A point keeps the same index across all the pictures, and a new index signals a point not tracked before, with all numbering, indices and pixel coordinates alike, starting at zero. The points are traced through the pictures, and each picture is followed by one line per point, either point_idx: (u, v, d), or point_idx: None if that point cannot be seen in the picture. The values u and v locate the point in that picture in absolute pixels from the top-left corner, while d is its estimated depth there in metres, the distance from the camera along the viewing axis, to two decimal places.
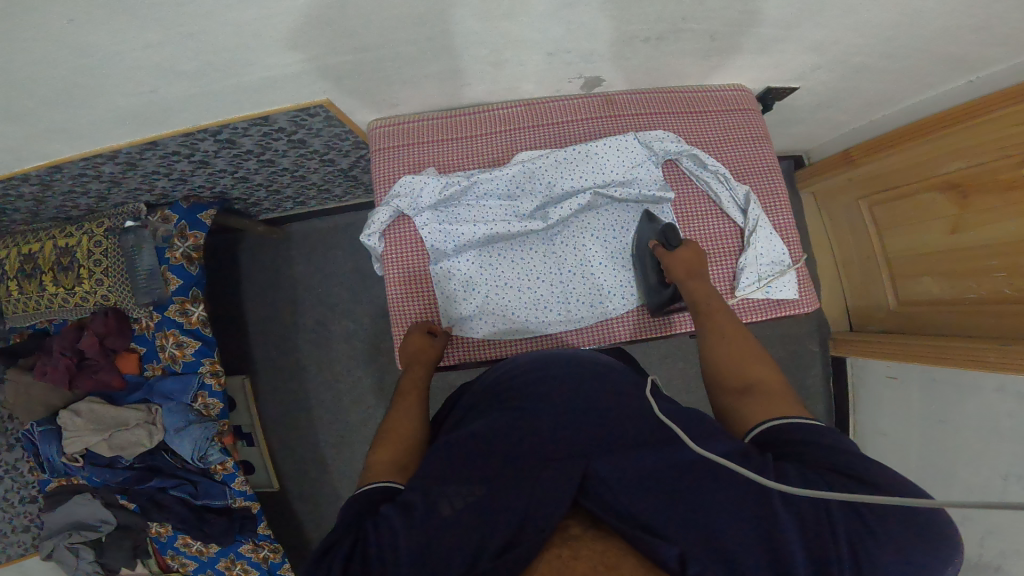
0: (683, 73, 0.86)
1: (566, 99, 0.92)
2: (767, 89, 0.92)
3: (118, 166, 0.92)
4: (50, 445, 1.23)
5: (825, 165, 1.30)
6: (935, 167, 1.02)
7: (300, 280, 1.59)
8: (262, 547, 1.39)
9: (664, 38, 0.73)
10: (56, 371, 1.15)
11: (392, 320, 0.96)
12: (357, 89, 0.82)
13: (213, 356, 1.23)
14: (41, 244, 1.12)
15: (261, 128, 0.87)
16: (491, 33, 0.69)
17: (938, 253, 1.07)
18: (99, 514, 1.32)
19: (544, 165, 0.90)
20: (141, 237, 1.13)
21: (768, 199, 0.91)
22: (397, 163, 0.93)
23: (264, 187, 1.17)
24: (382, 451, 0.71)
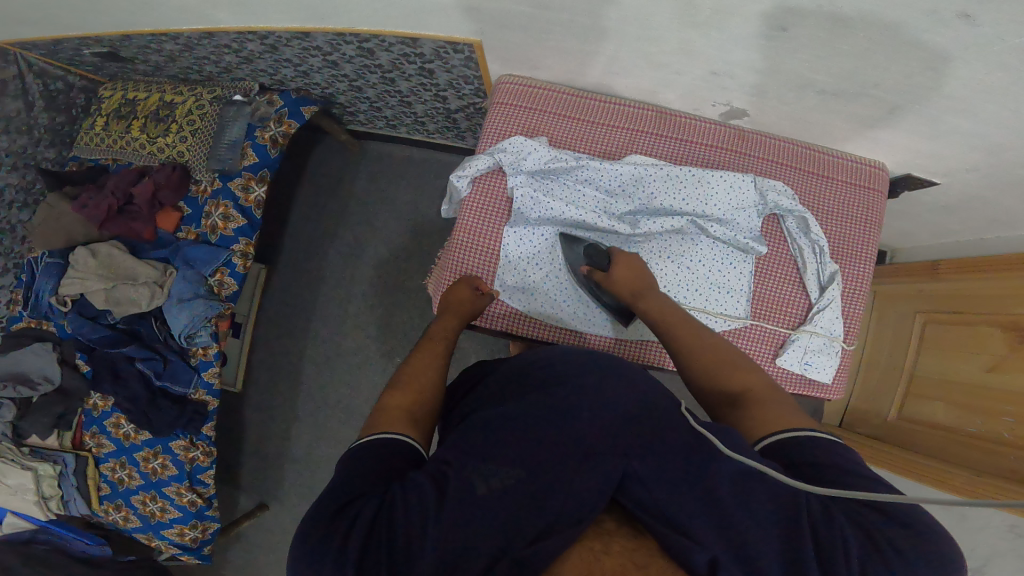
0: (829, 133, 0.85)
1: (701, 120, 0.92)
2: (907, 175, 0.88)
3: (261, 46, 0.99)
4: (48, 279, 1.20)
5: (906, 271, 1.32)
6: (1007, 305, 1.01)
7: (356, 196, 1.59)
8: (196, 446, 1.28)
9: (841, 95, 0.73)
10: (96, 208, 1.16)
11: (447, 263, 0.96)
12: (510, 41, 0.82)
13: (250, 238, 1.23)
14: (150, 95, 1.23)
15: (405, 48, 0.89)
16: (674, 37, 0.69)
17: (966, 386, 1.07)
18: (45, 372, 1.22)
19: (654, 175, 0.89)
20: (241, 112, 1.18)
21: (851, 287, 0.90)
22: (513, 119, 0.92)
23: (368, 102, 1.16)
24: (399, 397, 0.69)
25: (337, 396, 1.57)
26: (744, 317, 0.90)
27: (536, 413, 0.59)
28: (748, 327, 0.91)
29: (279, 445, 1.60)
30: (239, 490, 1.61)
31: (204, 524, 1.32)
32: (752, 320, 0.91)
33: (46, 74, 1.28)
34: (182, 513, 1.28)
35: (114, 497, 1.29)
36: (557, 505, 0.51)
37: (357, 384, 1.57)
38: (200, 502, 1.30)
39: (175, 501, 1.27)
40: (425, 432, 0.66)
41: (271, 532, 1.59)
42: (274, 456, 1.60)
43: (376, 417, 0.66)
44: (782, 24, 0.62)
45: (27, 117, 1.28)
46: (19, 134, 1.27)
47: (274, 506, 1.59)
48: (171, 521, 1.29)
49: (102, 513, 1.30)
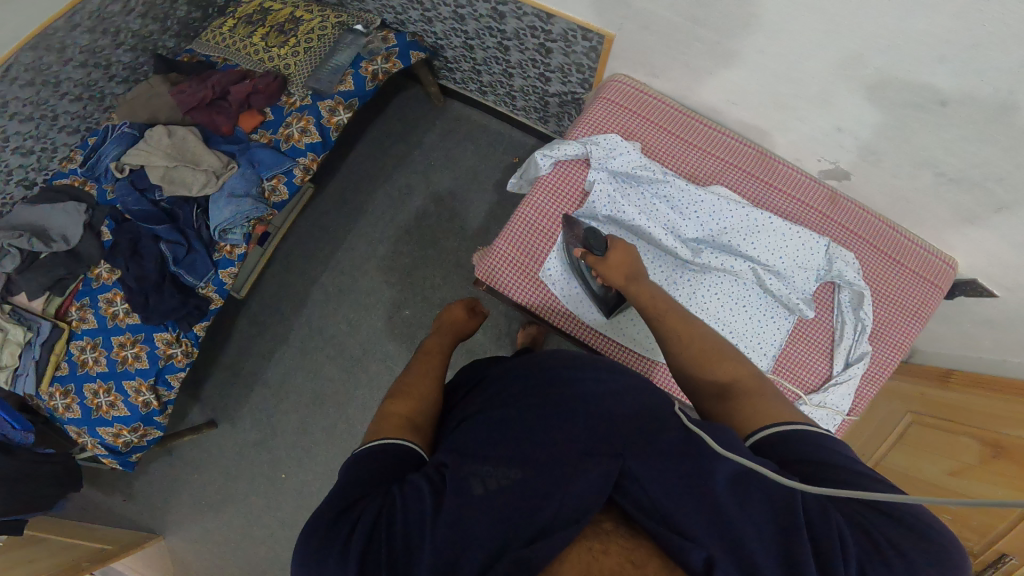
0: (924, 217, 0.90)
1: (799, 172, 0.95)
2: (970, 280, 0.93)
3: None
4: (115, 146, 1.22)
5: (912, 370, 1.34)
6: (998, 425, 1.02)
7: (422, 146, 1.62)
8: (178, 343, 1.21)
9: (958, 182, 0.79)
10: (191, 95, 1.20)
11: (502, 233, 0.96)
12: (648, 43, 0.88)
13: (317, 156, 1.23)
14: (283, 8, 1.30)
15: (536, 21, 0.95)
16: (819, 84, 0.77)
17: (929, 482, 1.16)
18: (65, 232, 1.19)
19: (732, 212, 0.91)
20: (356, 42, 1.24)
21: (872, 370, 0.92)
22: (615, 119, 0.95)
23: (470, 62, 1.17)
24: (399, 404, 0.71)
25: (335, 331, 1.56)
26: (767, 368, 0.91)
27: (587, 417, 0.59)
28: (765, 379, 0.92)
29: (255, 364, 1.56)
30: (194, 401, 1.55)
31: (146, 429, 1.21)
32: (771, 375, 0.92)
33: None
34: (129, 413, 1.17)
35: (68, 380, 1.16)
36: (555, 508, 0.51)
37: (355, 329, 1.56)
38: (154, 406, 1.20)
39: (128, 398, 1.17)
40: (424, 437, 0.68)
41: (210, 453, 1.53)
42: (246, 374, 1.55)
43: (377, 424, 0.68)
44: (943, 97, 0.69)
45: (169, 8, 1.32)
46: (153, 22, 1.30)
47: (222, 425, 1.54)
48: (112, 419, 1.17)
49: (46, 397, 1.17)
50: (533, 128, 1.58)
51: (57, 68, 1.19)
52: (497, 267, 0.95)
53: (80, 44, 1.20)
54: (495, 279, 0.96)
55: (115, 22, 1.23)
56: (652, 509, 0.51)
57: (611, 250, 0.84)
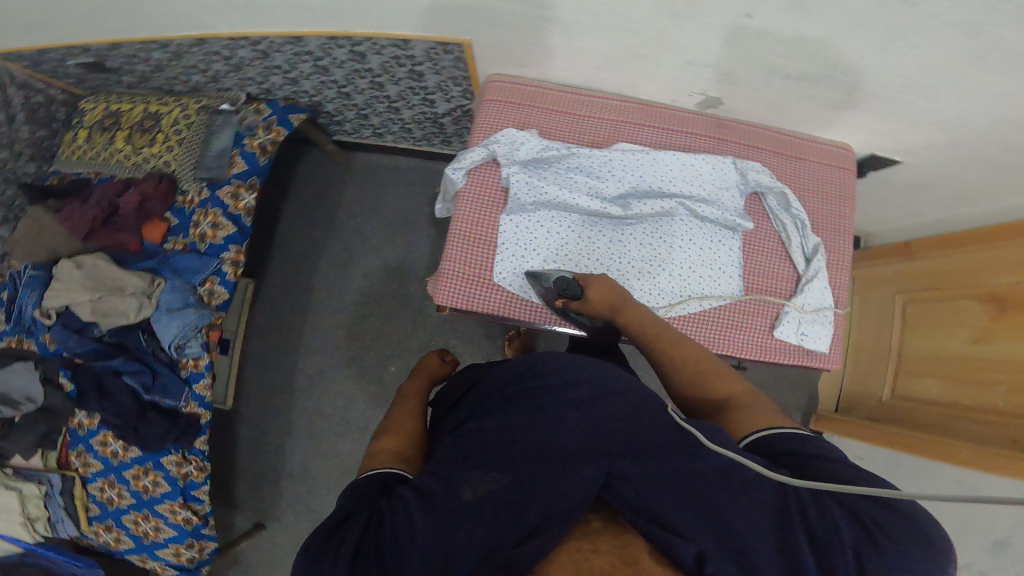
0: (801, 117, 0.92)
1: (679, 111, 0.98)
2: (871, 155, 0.97)
3: (253, 52, 1.02)
4: (32, 292, 1.21)
5: (876, 254, 1.44)
6: (987, 277, 1.10)
7: (343, 206, 1.62)
8: (189, 462, 1.24)
9: (806, 79, 0.80)
10: (82, 219, 1.19)
11: (445, 254, 0.96)
12: (498, 38, 0.88)
13: (240, 245, 1.26)
14: (135, 105, 1.28)
15: (397, 50, 0.95)
16: (654, 28, 0.78)
17: (945, 358, 1.18)
18: (27, 390, 1.20)
19: (641, 160, 0.94)
20: (229, 121, 1.25)
21: (835, 258, 0.96)
22: (505, 114, 0.97)
23: (354, 109, 1.20)
24: (386, 441, 0.70)
25: (333, 408, 1.55)
26: (738, 290, 0.94)
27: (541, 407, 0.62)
28: (743, 301, 0.95)
29: (276, 458, 1.55)
30: (236, 510, 1.55)
31: (201, 542, 1.28)
32: (746, 294, 0.95)
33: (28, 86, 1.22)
34: (175, 532, 1.25)
35: (103, 518, 1.25)
36: (545, 510, 0.53)
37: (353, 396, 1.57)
38: (195, 521, 1.27)
39: (168, 519, 1.24)
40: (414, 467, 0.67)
41: (260, 558, 1.53)
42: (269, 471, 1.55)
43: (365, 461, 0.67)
44: (751, 15, 0.70)
45: (8, 132, 1.23)
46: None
47: (272, 525, 1.53)
48: (166, 540, 1.26)
49: (92, 535, 1.26)
50: (438, 152, 1.59)
51: None
52: (455, 290, 0.94)
53: None
54: (458, 300, 0.94)
55: None
56: (639, 505, 0.53)
57: (589, 288, 0.87)
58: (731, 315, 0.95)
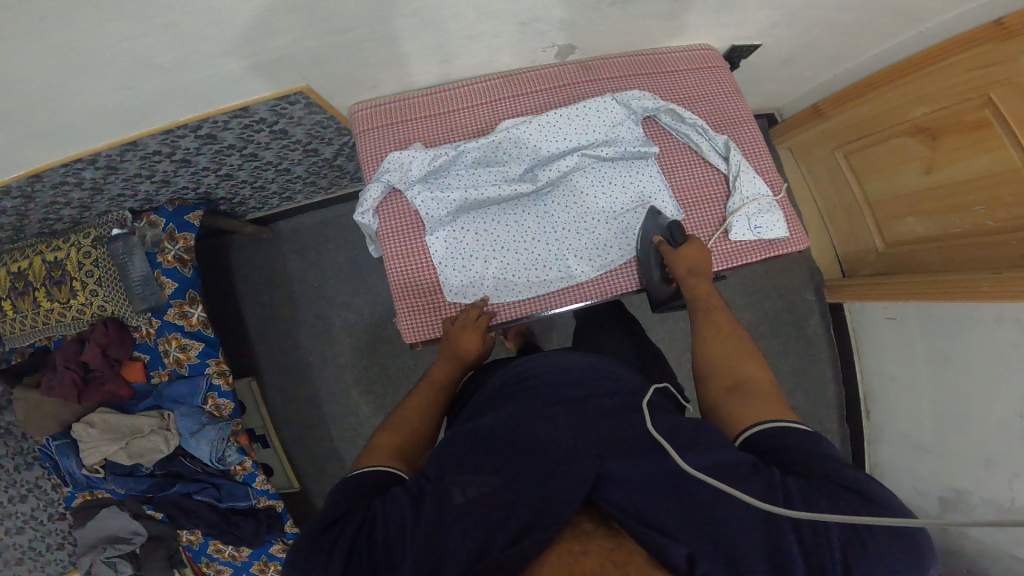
0: (648, 30, 0.94)
1: (544, 69, 0.96)
2: (732, 47, 1.05)
3: (98, 169, 1.07)
4: (70, 458, 1.33)
5: (797, 121, 1.43)
6: (906, 113, 1.13)
7: (295, 278, 1.67)
8: (291, 545, 1.51)
9: (629, 0, 0.83)
10: (64, 386, 1.26)
11: (393, 295, 0.92)
12: (332, 71, 0.91)
13: (217, 356, 1.37)
14: (30, 259, 1.25)
15: (240, 118, 1.01)
16: (468, 7, 0.77)
17: (914, 194, 1.17)
18: (129, 526, 1.39)
19: (530, 130, 0.88)
20: (131, 244, 1.27)
21: (747, 147, 0.93)
22: (383, 141, 0.95)
23: (248, 184, 1.38)
24: (386, 436, 0.70)
25: None
26: (676, 212, 0.90)
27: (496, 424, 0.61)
28: (685, 220, 0.90)
29: None
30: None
31: None
32: (685, 213, 0.91)
33: None
34: None
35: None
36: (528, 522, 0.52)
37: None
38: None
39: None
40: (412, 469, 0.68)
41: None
42: None
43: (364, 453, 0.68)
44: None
45: None
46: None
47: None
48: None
49: None
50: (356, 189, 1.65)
51: None
52: (416, 324, 0.92)
53: None
54: (425, 332, 0.92)
55: None
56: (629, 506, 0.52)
57: (688, 244, 0.86)
58: None
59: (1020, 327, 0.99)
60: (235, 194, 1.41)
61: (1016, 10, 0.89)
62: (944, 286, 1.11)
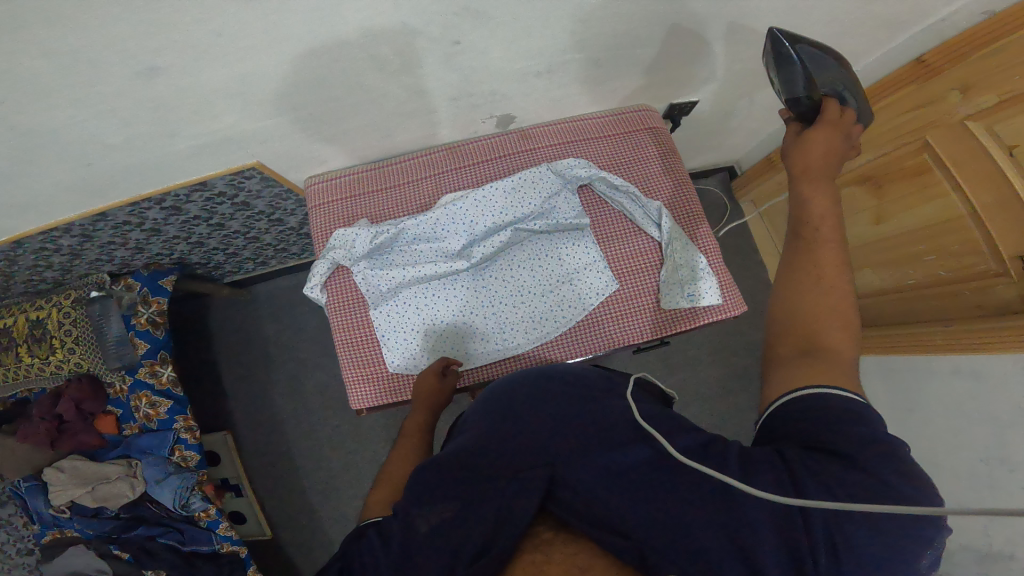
0: (583, 94, 0.98)
1: (484, 140, 0.99)
2: (670, 106, 1.11)
3: (74, 238, 1.10)
4: (38, 499, 1.32)
5: (753, 174, 1.48)
6: (850, 164, 1.18)
7: (269, 337, 1.68)
8: None
9: (554, 69, 0.87)
10: (37, 435, 1.26)
11: (341, 366, 0.97)
12: (279, 151, 0.95)
13: (186, 413, 1.34)
14: (14, 319, 1.24)
15: (200, 191, 1.04)
16: (394, 86, 0.81)
17: (868, 245, 1.21)
18: (95, 564, 1.30)
19: (466, 206, 0.93)
20: (107, 307, 1.25)
21: (681, 213, 0.96)
22: (330, 216, 0.98)
23: (221, 251, 1.40)
24: (379, 491, 0.70)
25: (353, 508, 1.62)
26: (612, 282, 0.93)
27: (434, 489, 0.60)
28: (622, 289, 0.93)
29: None
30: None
31: None
32: (622, 283, 0.93)
33: None
34: None
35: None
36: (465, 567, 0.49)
37: (363, 486, 1.63)
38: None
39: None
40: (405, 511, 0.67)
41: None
42: None
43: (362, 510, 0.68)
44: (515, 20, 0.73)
45: None
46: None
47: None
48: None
49: None
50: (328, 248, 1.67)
51: None
52: (362, 392, 0.96)
53: None
54: (371, 401, 0.96)
55: None
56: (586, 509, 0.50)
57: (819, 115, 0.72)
58: (615, 309, 0.93)
59: (977, 381, 0.98)
60: (209, 258, 1.43)
61: (933, 49, 0.93)
62: (893, 340, 1.16)
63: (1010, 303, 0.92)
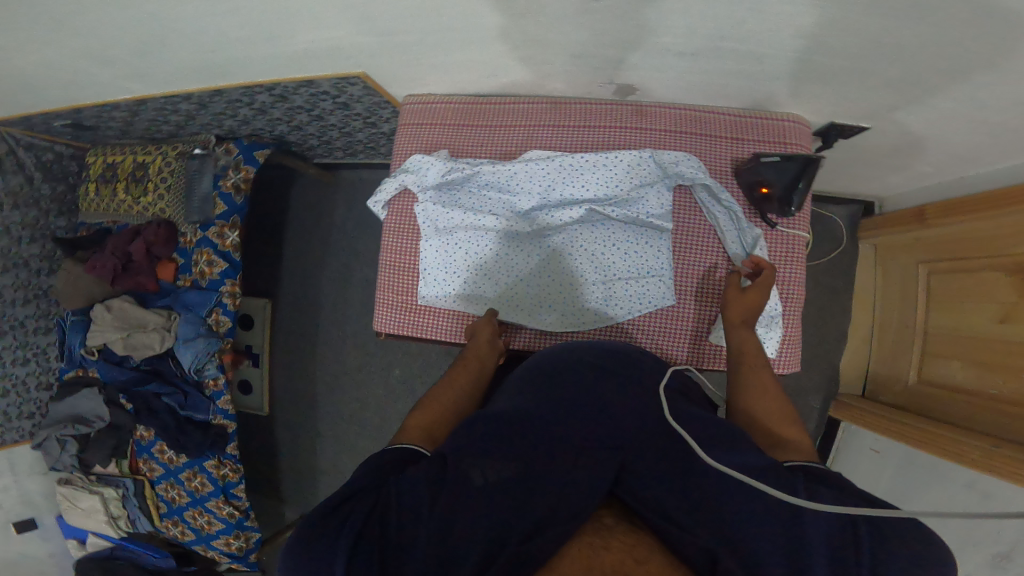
0: (735, 93, 0.81)
1: (597, 102, 0.89)
2: (830, 123, 0.87)
3: (193, 105, 1.06)
4: (77, 336, 1.40)
5: (897, 217, 1.21)
6: (999, 247, 0.94)
7: (336, 224, 1.66)
8: (224, 464, 1.43)
9: (701, 54, 0.69)
10: (104, 268, 1.31)
11: (379, 282, 1.01)
12: (384, 65, 0.86)
13: (235, 279, 1.36)
14: (126, 157, 1.35)
15: (307, 89, 0.97)
16: (513, 29, 0.70)
17: (980, 342, 0.99)
18: (97, 410, 1.43)
19: (548, 169, 0.88)
20: (204, 165, 1.29)
21: (780, 250, 0.85)
22: (415, 139, 0.96)
23: (316, 137, 1.32)
24: (418, 418, 0.74)
25: (352, 409, 1.70)
26: (669, 296, 0.88)
27: (459, 432, 0.61)
28: (677, 306, 0.89)
29: (310, 461, 1.75)
30: (283, 505, 1.80)
31: (246, 534, 1.49)
32: (679, 299, 0.89)
33: (35, 147, 1.32)
34: (225, 525, 1.45)
35: (171, 514, 1.51)
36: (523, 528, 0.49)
37: (370, 395, 1.69)
38: (238, 514, 1.46)
39: (218, 514, 1.44)
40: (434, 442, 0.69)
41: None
42: (307, 472, 1.76)
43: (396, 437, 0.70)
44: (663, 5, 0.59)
45: (33, 191, 1.36)
46: (29, 208, 1.36)
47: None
48: (218, 532, 1.47)
49: (164, 529, 1.53)
50: None
51: None
52: (387, 316, 1.01)
53: None
54: (391, 326, 1.01)
55: None
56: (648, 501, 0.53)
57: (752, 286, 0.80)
58: (656, 318, 0.89)
59: (982, 500, 0.91)
60: (305, 141, 1.36)
61: None
62: (944, 445, 0.99)
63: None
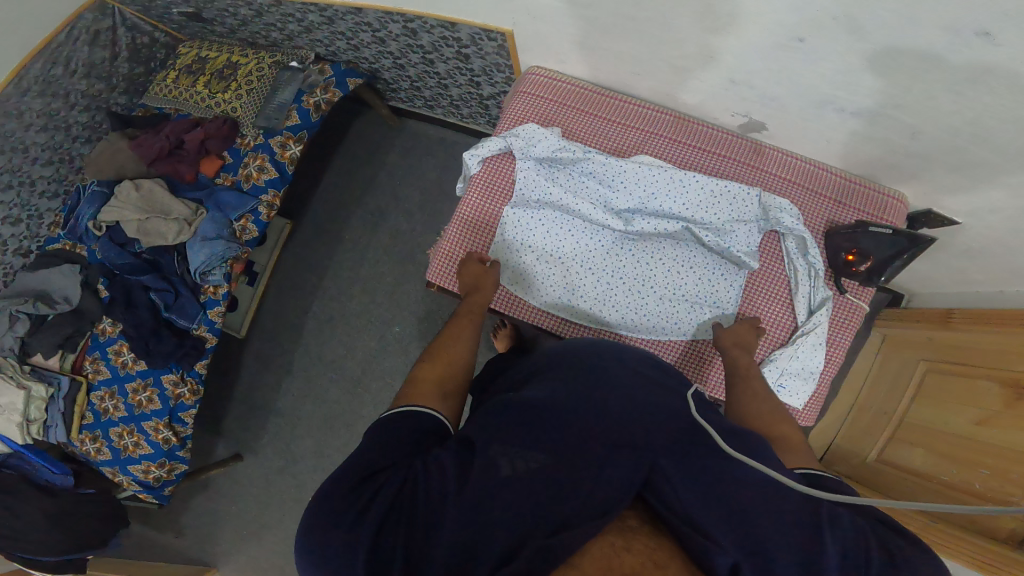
0: (844, 154, 0.90)
1: (719, 130, 0.96)
2: (926, 210, 0.92)
3: (320, 17, 1.15)
4: (89, 206, 1.28)
5: (915, 315, 1.35)
6: (1011, 362, 1.00)
7: (386, 168, 1.65)
8: (184, 382, 1.28)
9: (862, 115, 0.78)
10: (150, 148, 1.27)
11: (446, 235, 0.99)
12: (536, 31, 0.93)
13: (278, 191, 1.30)
14: (218, 56, 1.36)
15: (443, 31, 1.02)
16: (694, 40, 0.78)
17: (949, 436, 1.06)
18: (66, 292, 1.26)
19: (657, 177, 0.92)
20: (294, 78, 1.31)
21: (840, 315, 0.92)
22: (532, 108, 0.98)
23: (409, 80, 1.31)
24: (428, 368, 0.66)
25: (334, 355, 1.63)
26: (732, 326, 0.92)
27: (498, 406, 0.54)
28: None
29: (268, 397, 1.65)
30: (218, 437, 1.65)
31: (172, 463, 1.30)
32: None
33: (135, 28, 1.39)
34: (152, 451, 1.26)
35: (95, 427, 1.27)
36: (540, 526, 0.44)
37: (358, 346, 1.62)
38: (173, 441, 1.28)
39: (149, 437, 1.26)
40: (454, 408, 0.62)
41: (241, 481, 1.63)
42: (261, 407, 1.64)
43: (407, 388, 0.63)
44: (800, 35, 0.69)
45: (110, 66, 1.37)
46: (98, 80, 1.35)
47: (249, 457, 1.63)
48: (140, 457, 1.27)
49: (76, 443, 1.27)
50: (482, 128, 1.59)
51: (20, 134, 1.25)
52: (445, 268, 0.99)
53: (34, 108, 1.25)
54: (448, 282, 0.99)
55: (59, 84, 1.28)
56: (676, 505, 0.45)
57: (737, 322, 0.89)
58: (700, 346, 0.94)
59: None
60: (396, 81, 1.36)
61: None
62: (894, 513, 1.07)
63: (997, 530, 0.84)
